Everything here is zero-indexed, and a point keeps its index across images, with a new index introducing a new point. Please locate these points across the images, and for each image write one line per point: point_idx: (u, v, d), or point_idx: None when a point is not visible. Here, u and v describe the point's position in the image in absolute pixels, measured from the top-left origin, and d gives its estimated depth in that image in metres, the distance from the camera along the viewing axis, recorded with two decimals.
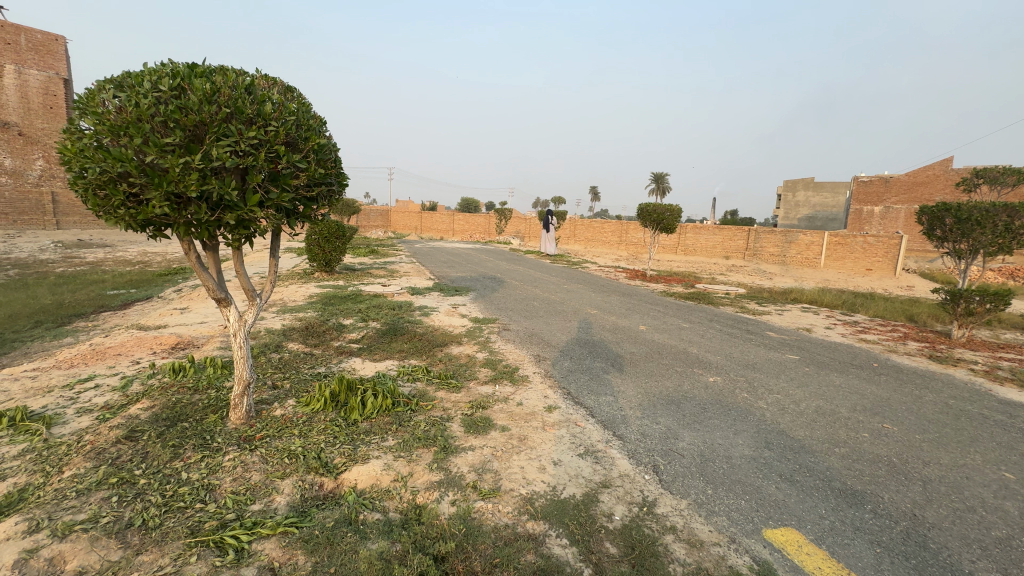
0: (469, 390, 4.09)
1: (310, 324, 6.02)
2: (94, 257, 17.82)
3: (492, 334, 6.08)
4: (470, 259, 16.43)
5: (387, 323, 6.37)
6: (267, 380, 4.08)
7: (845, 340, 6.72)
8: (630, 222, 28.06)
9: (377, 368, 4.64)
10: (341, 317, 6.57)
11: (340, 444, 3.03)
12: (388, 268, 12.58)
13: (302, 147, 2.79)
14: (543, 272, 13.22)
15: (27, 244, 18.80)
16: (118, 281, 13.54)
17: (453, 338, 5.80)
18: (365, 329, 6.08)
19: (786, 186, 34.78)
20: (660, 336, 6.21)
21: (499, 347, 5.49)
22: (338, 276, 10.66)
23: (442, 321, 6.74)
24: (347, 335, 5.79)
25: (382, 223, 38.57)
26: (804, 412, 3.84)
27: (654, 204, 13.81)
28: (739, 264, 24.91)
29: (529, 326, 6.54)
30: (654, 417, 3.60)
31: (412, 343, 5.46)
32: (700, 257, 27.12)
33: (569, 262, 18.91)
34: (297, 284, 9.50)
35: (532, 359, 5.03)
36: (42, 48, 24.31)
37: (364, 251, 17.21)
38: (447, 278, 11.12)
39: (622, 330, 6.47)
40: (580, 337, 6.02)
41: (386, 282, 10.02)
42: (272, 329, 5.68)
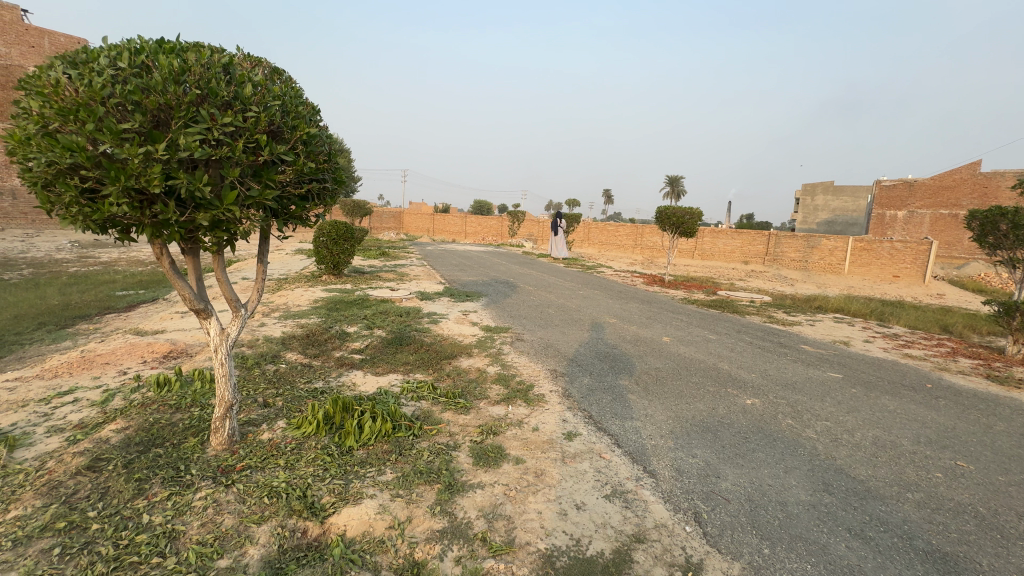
0: (479, 411, 3.68)
1: (312, 332, 5.67)
2: (108, 257, 17.85)
3: (504, 345, 5.67)
4: (482, 263, 16.08)
5: (393, 331, 5.99)
6: (257, 396, 3.72)
7: (889, 356, 6.17)
8: (646, 225, 27.48)
9: (379, 383, 4.25)
10: (345, 324, 6.22)
11: (330, 479, 2.64)
12: (398, 271, 12.25)
13: (289, 137, 2.42)
14: (558, 277, 12.77)
15: (44, 244, 18.94)
16: (128, 281, 13.42)
17: (463, 350, 5.40)
18: (369, 337, 5.71)
19: (805, 189, 33.85)
20: (686, 350, 5.74)
21: (512, 360, 5.07)
22: (346, 280, 10.36)
23: (452, 329, 6.34)
24: (351, 344, 5.42)
25: (394, 226, 38.17)
26: (861, 445, 3.35)
27: (673, 207, 13.28)
28: (758, 269, 24.17)
29: (544, 336, 6.11)
30: (689, 449, 3.16)
31: (418, 355, 5.07)
32: (718, 261, 26.40)
33: (582, 266, 18.43)
34: (303, 287, 9.20)
35: (548, 375, 4.60)
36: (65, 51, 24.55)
37: (374, 253, 16.94)
38: (458, 282, 10.75)
39: (644, 342, 6.02)
40: (599, 349, 5.58)
41: (395, 286, 9.68)
42: (271, 338, 5.34)
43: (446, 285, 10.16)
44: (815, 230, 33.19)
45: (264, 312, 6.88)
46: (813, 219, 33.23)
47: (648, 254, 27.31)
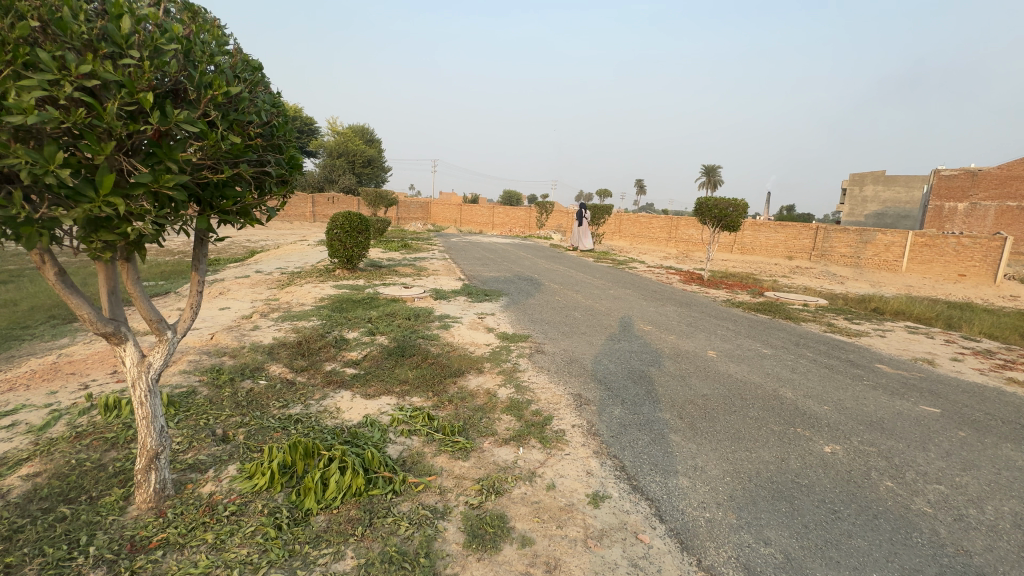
0: (481, 456, 2.93)
1: (306, 339, 5.04)
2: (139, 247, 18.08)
3: (520, 359, 4.89)
4: (506, 256, 15.33)
5: (396, 339, 5.30)
6: (215, 427, 3.08)
7: (988, 381, 5.06)
8: (680, 217, 26.11)
9: (368, 409, 3.56)
10: (346, 329, 5.60)
11: (267, 569, 1.94)
12: (416, 265, 11.63)
13: (198, 98, 1.70)
14: (586, 273, 11.87)
15: None
16: (150, 272, 13.34)
17: (473, 365, 4.65)
18: (369, 346, 5.05)
19: (853, 180, 31.41)
20: (739, 369, 4.81)
21: (529, 380, 4.30)
22: (361, 275, 9.78)
23: (464, 337, 5.61)
24: (346, 355, 4.77)
25: (421, 216, 37.77)
26: (1001, 530, 2.43)
27: (715, 199, 12.12)
28: (804, 265, 22.51)
29: (568, 347, 5.30)
30: (758, 529, 2.33)
31: (419, 370, 4.35)
32: (759, 257, 24.79)
33: (612, 260, 17.41)
34: (313, 283, 8.69)
35: (570, 403, 3.80)
36: None
37: (396, 244, 16.39)
38: (479, 278, 10.05)
39: (687, 358, 5.14)
40: (633, 366, 4.74)
41: (410, 283, 9.02)
42: (258, 347, 4.73)
43: (465, 281, 9.45)
44: (864, 223, 30.77)
45: (263, 313, 6.33)
46: (861, 211, 30.78)
47: (683, 248, 25.95)
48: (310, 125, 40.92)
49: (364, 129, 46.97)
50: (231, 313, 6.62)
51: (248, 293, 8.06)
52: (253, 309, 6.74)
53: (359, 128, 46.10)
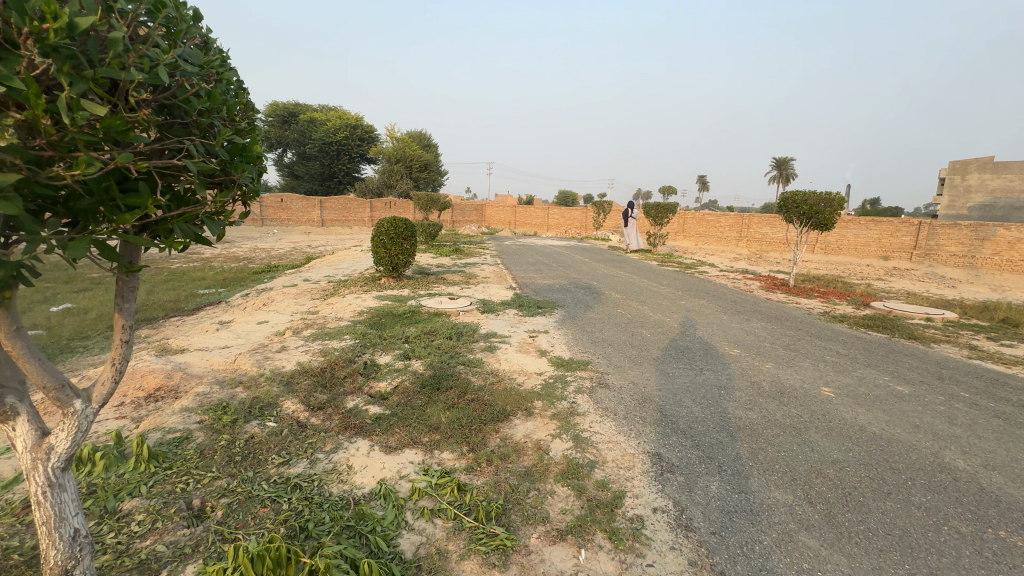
0: (526, 565, 2.07)
1: (331, 365, 4.41)
2: (209, 257, 18.99)
3: (578, 397, 3.95)
4: (561, 260, 14.39)
5: (432, 365, 4.56)
6: (193, 496, 2.44)
7: None
8: (752, 214, 23.99)
9: (384, 471, 2.79)
10: (379, 351, 4.95)
11: None
12: (466, 272, 11.00)
13: (16, 35, 0.97)
14: (652, 280, 10.69)
15: None
16: (214, 281, 13.72)
17: (520, 404, 3.78)
18: (401, 375, 4.35)
19: (953, 167, 26.95)
20: (873, 420, 3.61)
21: (590, 430, 3.36)
22: (406, 283, 9.24)
23: (511, 362, 4.77)
24: (373, 387, 4.09)
25: (476, 218, 37.67)
26: None
27: (804, 193, 10.48)
28: (903, 266, 19.77)
29: (637, 380, 4.32)
30: None
31: (455, 412, 3.55)
32: (847, 257, 22.12)
33: (677, 263, 15.90)
34: (357, 293, 8.24)
35: (648, 470, 2.85)
36: None
37: (448, 249, 15.91)
38: (532, 287, 9.22)
39: (795, 398, 3.99)
40: (724, 410, 3.68)
41: (457, 292, 8.35)
42: (276, 376, 4.15)
43: (516, 291, 8.65)
44: (968, 217, 26.23)
45: (296, 330, 5.83)
46: (964, 203, 26.37)
47: (755, 249, 23.71)
48: (370, 133, 42.11)
49: (421, 135, 47.78)
50: (267, 328, 6.21)
51: (290, 305, 7.71)
52: (289, 324, 6.29)
53: (416, 134, 47.12)
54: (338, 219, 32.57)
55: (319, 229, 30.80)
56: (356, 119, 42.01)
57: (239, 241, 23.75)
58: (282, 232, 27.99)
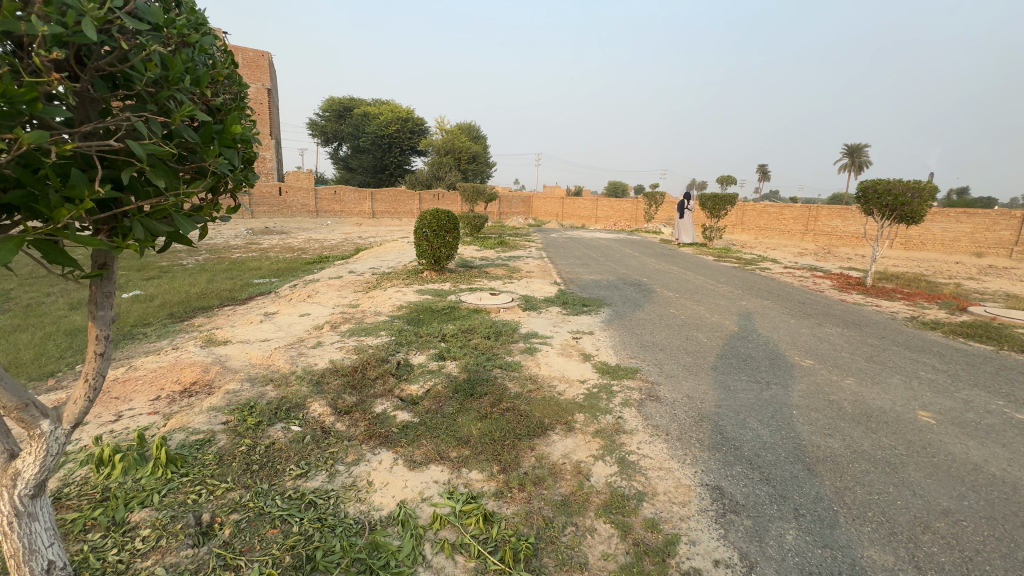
0: None
1: (363, 365, 4.24)
2: (267, 247, 19.87)
3: (625, 411, 3.54)
4: (608, 254, 13.78)
5: (467, 367, 4.30)
6: (202, 510, 2.29)
7: None
8: (821, 206, 22.18)
9: (406, 491, 2.53)
10: (414, 349, 4.75)
11: None
12: (510, 265, 10.73)
13: None
14: (708, 276, 9.95)
15: (227, 236, 22.04)
16: (269, 270, 14.26)
17: (559, 417, 3.42)
18: (434, 377, 4.11)
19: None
20: (990, 458, 2.97)
21: (638, 453, 2.96)
22: (448, 277, 9.08)
23: (551, 367, 4.40)
24: (404, 390, 3.88)
25: (523, 210, 37.36)
26: None
27: (888, 182, 9.36)
28: (1001, 265, 17.56)
29: (693, 393, 3.84)
30: None
31: (487, 423, 3.26)
32: (932, 253, 19.96)
33: (736, 258, 14.84)
34: (398, 286, 8.16)
35: (707, 509, 2.43)
36: (253, 64, 31.92)
37: (492, 241, 15.67)
38: (577, 282, 8.80)
39: (886, 424, 3.38)
40: (798, 436, 3.16)
41: (499, 287, 8.08)
42: (307, 375, 4.01)
43: (561, 286, 8.28)
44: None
45: (335, 325, 5.74)
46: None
47: (822, 243, 22.04)
48: (420, 125, 42.68)
49: (470, 127, 47.94)
50: (307, 322, 6.19)
51: (333, 297, 7.72)
52: (329, 318, 6.23)
53: (466, 126, 47.41)
54: (388, 210, 33.25)
55: (370, 221, 31.54)
56: (407, 112, 42.71)
57: (295, 232, 24.71)
58: (335, 224, 28.91)
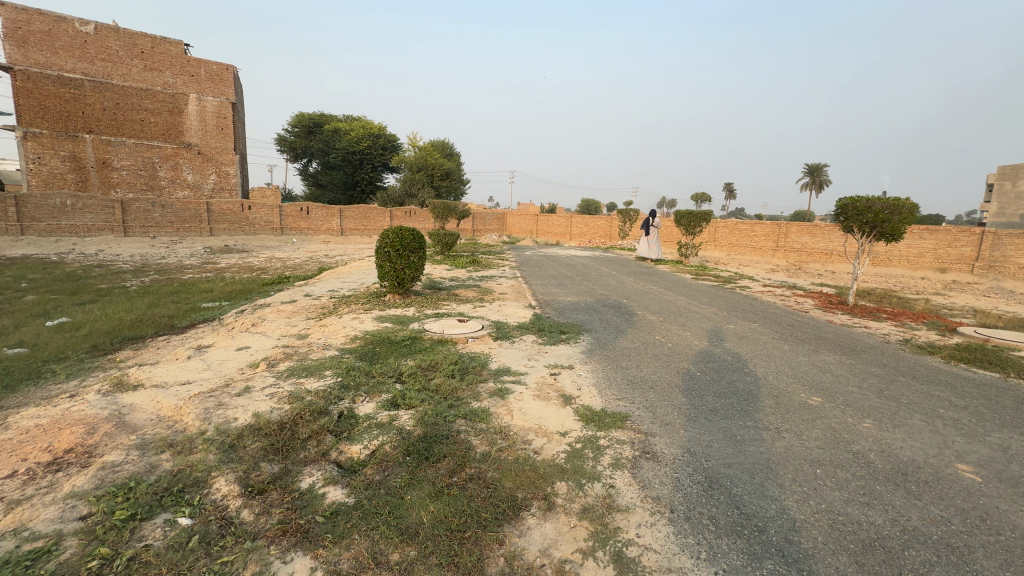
0: None
1: (293, 419, 3.43)
2: (223, 266, 18.61)
3: (617, 477, 2.86)
4: (585, 273, 13.26)
5: (424, 418, 3.55)
6: None
7: None
8: (790, 223, 22.49)
9: None
10: (362, 394, 3.98)
11: None
12: (481, 286, 10.04)
13: None
14: (690, 297, 9.49)
15: (180, 256, 20.67)
16: (220, 293, 13.13)
17: (535, 489, 2.72)
18: (383, 433, 3.35)
19: (1002, 171, 23.71)
20: None
21: (639, 544, 2.27)
22: (414, 301, 8.32)
23: (525, 416, 3.68)
24: (343, 453, 3.11)
25: (497, 227, 36.90)
26: None
27: (868, 199, 9.19)
28: (965, 280, 17.94)
29: (695, 448, 3.19)
30: None
31: (443, 504, 2.52)
32: (898, 269, 20.32)
33: (714, 276, 14.56)
34: (356, 312, 7.35)
35: None
36: (217, 77, 30.74)
37: (464, 260, 14.94)
38: (554, 305, 8.18)
39: (928, 486, 2.80)
40: (832, 509, 2.53)
41: (469, 313, 7.37)
42: (218, 435, 3.18)
43: (536, 310, 7.63)
44: (1018, 226, 22.89)
45: (273, 363, 4.89)
46: (1015, 211, 22.99)
47: (793, 259, 22.23)
48: (392, 142, 42.07)
49: (444, 144, 47.70)
50: (243, 358, 5.31)
51: (281, 326, 6.83)
52: (269, 353, 5.37)
53: (440, 144, 47.14)
54: (357, 228, 32.27)
55: (339, 238, 30.44)
56: (380, 128, 42.07)
57: (257, 251, 23.41)
58: (301, 242, 27.72)
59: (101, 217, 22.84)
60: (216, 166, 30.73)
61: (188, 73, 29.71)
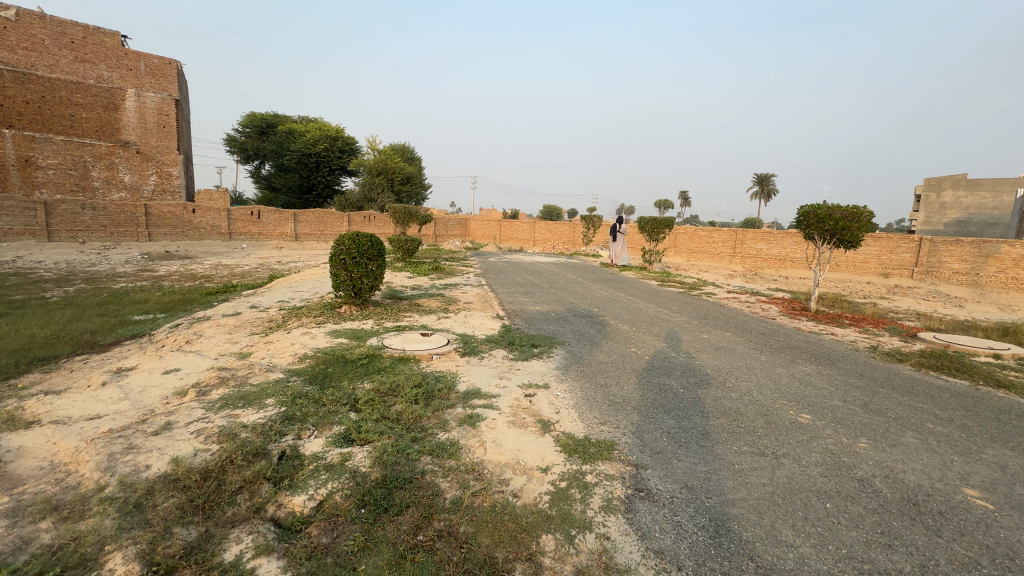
0: None
1: (222, 465, 2.83)
2: (161, 274, 17.14)
3: (611, 525, 2.46)
4: (552, 280, 12.98)
5: (382, 457, 3.02)
6: None
7: None
8: (746, 230, 23.17)
9: None
10: (309, 428, 3.40)
11: None
12: (445, 295, 9.53)
13: None
14: (659, 304, 9.33)
15: (112, 263, 18.93)
16: (155, 304, 11.93)
17: (517, 549, 2.27)
18: (333, 478, 2.80)
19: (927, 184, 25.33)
20: None
21: None
22: (372, 312, 7.71)
23: (500, 448, 3.23)
24: (282, 509, 2.56)
25: (459, 233, 36.27)
26: None
27: (829, 206, 9.33)
28: (906, 285, 18.95)
29: (694, 483, 2.84)
30: None
31: None
32: (846, 274, 21.28)
33: (678, 283, 14.62)
34: (308, 326, 6.68)
35: None
36: (158, 71, 28.62)
37: (426, 267, 14.34)
38: (523, 316, 7.77)
39: (944, 519, 2.57)
40: (856, 556, 2.23)
41: (432, 325, 6.86)
42: (121, 492, 2.54)
43: (504, 322, 7.21)
44: (945, 234, 24.52)
45: (204, 391, 4.20)
46: (940, 220, 24.60)
47: (749, 265, 22.88)
48: (350, 144, 40.74)
49: (405, 148, 46.76)
50: (169, 385, 4.57)
51: (219, 344, 6.06)
52: (201, 378, 4.65)
53: (400, 147, 46.20)
54: (313, 233, 30.91)
55: (293, 244, 28.99)
56: (338, 130, 40.61)
57: (202, 258, 21.80)
58: (251, 247, 26.17)
59: (21, 220, 20.67)
60: (157, 167, 28.58)
61: (125, 66, 27.54)
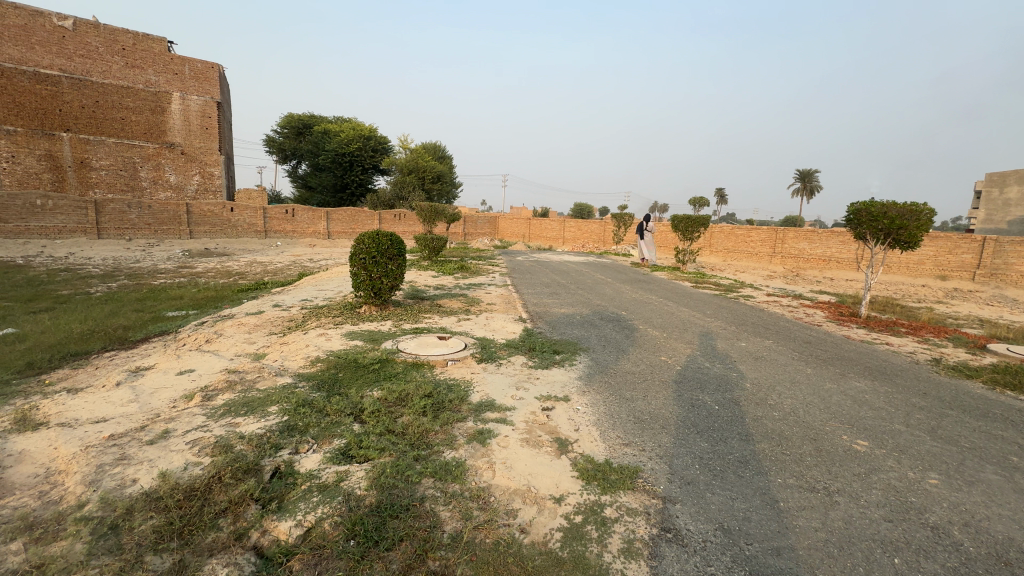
0: None
1: (210, 481, 2.64)
2: (199, 271, 17.66)
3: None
4: (579, 281, 12.55)
5: (380, 477, 2.77)
6: None
7: None
8: (788, 229, 21.98)
9: None
10: (307, 441, 3.18)
11: None
12: (467, 296, 9.28)
13: None
14: (693, 308, 8.79)
15: (155, 259, 19.68)
16: (188, 300, 12.21)
17: None
18: (324, 500, 2.56)
19: (991, 179, 23.34)
20: None
21: None
22: (392, 313, 7.54)
23: (510, 471, 2.92)
24: (264, 537, 2.33)
25: (488, 231, 36.10)
26: None
27: (885, 204, 8.54)
28: (968, 288, 17.48)
29: (731, 524, 2.45)
30: None
31: None
32: (898, 276, 19.85)
33: (713, 284, 13.91)
34: (325, 326, 6.55)
35: None
36: (201, 75, 29.56)
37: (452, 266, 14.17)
38: (546, 319, 7.42)
39: None
40: None
41: (451, 328, 6.60)
42: (100, 510, 2.37)
43: (526, 325, 6.88)
44: (1011, 233, 22.58)
45: (210, 395, 4.07)
46: (1004, 218, 22.63)
47: (790, 266, 21.70)
48: (382, 143, 41.25)
49: (436, 147, 47.00)
50: (180, 387, 4.47)
51: (237, 344, 6.00)
52: (212, 380, 4.55)
53: (432, 146, 46.49)
54: (345, 231, 31.43)
55: (325, 241, 29.52)
56: (371, 130, 41.12)
57: (238, 255, 22.42)
58: (285, 245, 26.79)
59: (74, 218, 21.76)
60: (200, 167, 29.68)
61: (171, 70, 28.66)
